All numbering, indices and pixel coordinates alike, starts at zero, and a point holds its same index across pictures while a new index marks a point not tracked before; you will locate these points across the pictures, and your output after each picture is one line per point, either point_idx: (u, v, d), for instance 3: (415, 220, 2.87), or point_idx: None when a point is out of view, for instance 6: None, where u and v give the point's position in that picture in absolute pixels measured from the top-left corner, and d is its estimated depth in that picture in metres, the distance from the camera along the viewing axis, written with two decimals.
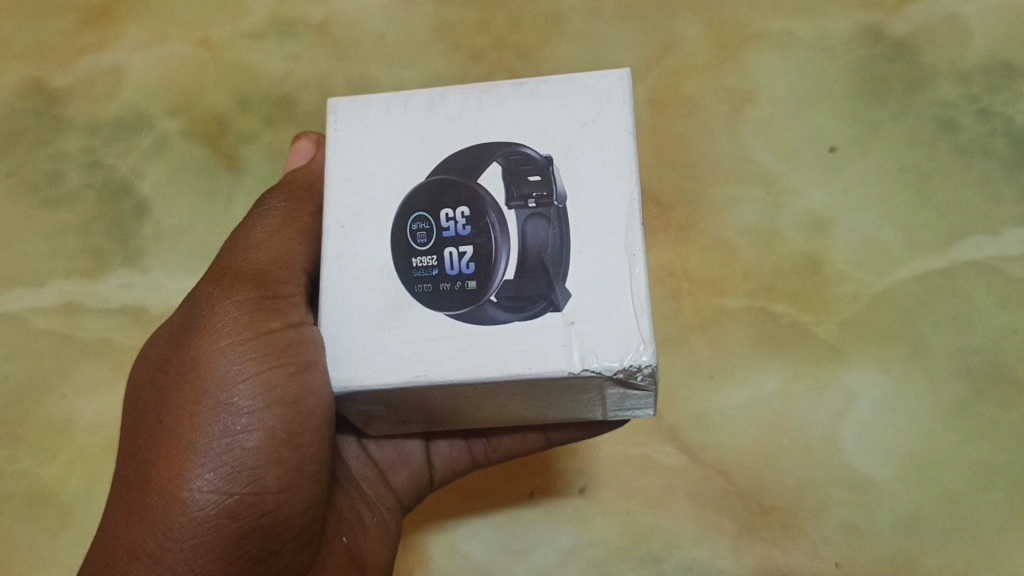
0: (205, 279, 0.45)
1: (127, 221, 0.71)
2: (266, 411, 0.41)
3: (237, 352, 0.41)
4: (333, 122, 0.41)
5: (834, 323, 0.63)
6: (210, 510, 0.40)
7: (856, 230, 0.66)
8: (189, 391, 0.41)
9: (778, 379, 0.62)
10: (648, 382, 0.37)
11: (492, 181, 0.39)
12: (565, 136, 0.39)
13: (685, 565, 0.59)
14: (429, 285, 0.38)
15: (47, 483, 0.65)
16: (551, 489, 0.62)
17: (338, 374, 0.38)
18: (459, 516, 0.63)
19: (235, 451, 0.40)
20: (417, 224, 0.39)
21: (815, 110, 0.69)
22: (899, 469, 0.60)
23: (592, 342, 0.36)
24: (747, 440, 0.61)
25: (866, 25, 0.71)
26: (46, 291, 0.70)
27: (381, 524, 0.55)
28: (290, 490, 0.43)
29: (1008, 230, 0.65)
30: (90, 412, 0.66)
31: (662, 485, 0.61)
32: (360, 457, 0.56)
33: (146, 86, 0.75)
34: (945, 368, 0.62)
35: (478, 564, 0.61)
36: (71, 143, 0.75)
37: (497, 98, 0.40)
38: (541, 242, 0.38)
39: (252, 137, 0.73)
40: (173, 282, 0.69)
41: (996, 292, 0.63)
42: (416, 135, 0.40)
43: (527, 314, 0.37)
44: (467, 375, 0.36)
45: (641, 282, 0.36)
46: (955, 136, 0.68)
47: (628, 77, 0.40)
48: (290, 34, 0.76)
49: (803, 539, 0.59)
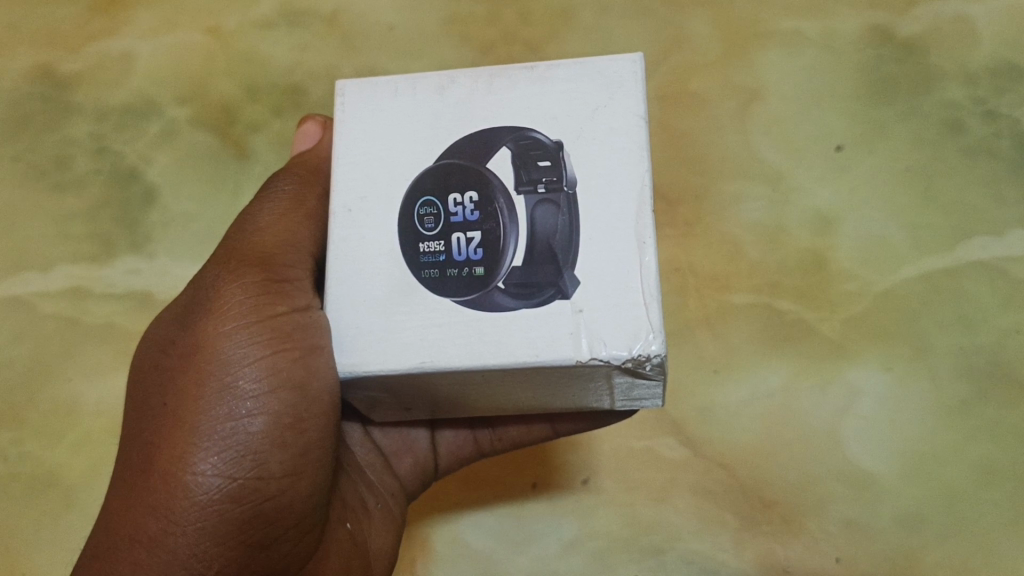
0: (210, 262, 0.45)
1: (136, 207, 0.71)
2: (271, 395, 0.41)
3: (243, 335, 0.41)
4: (341, 105, 0.41)
5: (839, 320, 0.64)
6: (213, 494, 0.40)
7: (862, 229, 0.66)
8: (193, 374, 0.41)
9: (780, 375, 0.62)
10: (657, 372, 0.37)
11: (501, 165, 0.39)
12: (576, 122, 0.39)
13: (687, 557, 0.59)
14: (436, 271, 0.39)
15: (51, 465, 0.65)
16: (553, 480, 0.62)
17: (344, 359, 0.38)
18: (463, 506, 0.63)
19: (239, 435, 0.40)
20: (425, 208, 0.39)
21: (822, 109, 0.70)
22: (900, 466, 0.60)
23: (600, 330, 0.36)
24: (750, 434, 0.61)
25: (875, 25, 0.72)
26: (53, 275, 0.70)
27: (384, 511, 0.55)
28: (294, 477, 0.43)
29: (1012, 231, 0.65)
30: (95, 396, 0.66)
31: (665, 479, 0.61)
32: (365, 444, 0.55)
33: (154, 73, 0.76)
34: (947, 366, 0.62)
35: (481, 553, 0.61)
36: (80, 128, 0.75)
37: (507, 81, 0.40)
38: (550, 229, 0.38)
39: (260, 125, 0.73)
40: (180, 268, 0.69)
41: (1000, 293, 0.64)
42: (425, 117, 0.40)
43: (534, 301, 0.37)
44: (473, 362, 0.37)
45: (651, 270, 0.37)
46: (961, 137, 0.68)
47: (640, 62, 0.40)
48: (300, 25, 0.76)
49: (804, 533, 0.59)
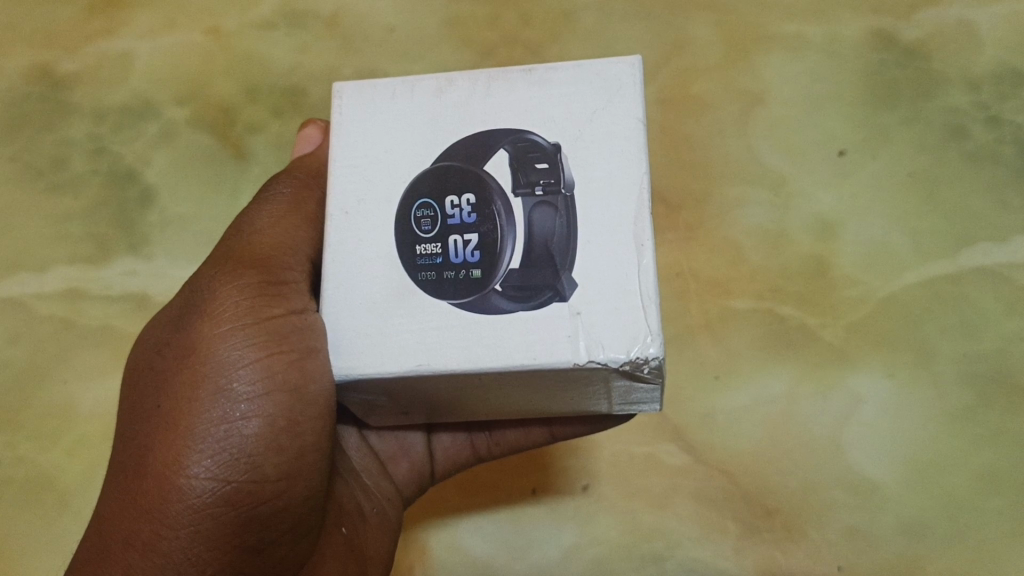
0: (206, 263, 0.44)
1: (134, 208, 0.71)
2: (266, 397, 0.40)
3: (238, 337, 0.41)
4: (337, 106, 0.41)
5: (841, 326, 0.63)
6: (207, 498, 0.39)
7: (864, 234, 0.66)
8: (188, 375, 0.40)
9: (783, 381, 0.62)
10: (655, 376, 0.36)
11: (499, 167, 0.39)
12: (574, 124, 0.39)
13: (687, 564, 0.59)
14: (432, 273, 0.38)
15: (46, 469, 0.64)
16: (552, 487, 0.62)
17: (339, 362, 0.37)
18: (462, 512, 0.62)
19: (233, 438, 0.40)
20: (421, 211, 0.39)
21: (825, 113, 0.69)
22: (903, 473, 0.60)
23: (599, 333, 0.36)
24: (751, 440, 0.61)
25: (877, 30, 0.71)
26: (50, 277, 0.70)
27: (381, 516, 0.55)
28: (290, 480, 0.42)
29: (1016, 237, 0.65)
30: (91, 399, 0.66)
31: (665, 486, 0.61)
32: (361, 449, 0.55)
33: (153, 74, 0.75)
34: (950, 373, 0.62)
35: (479, 559, 0.61)
36: (79, 128, 0.74)
37: (505, 83, 0.40)
38: (548, 231, 0.37)
39: (260, 126, 0.72)
40: (177, 270, 0.69)
41: (1003, 299, 0.63)
42: (422, 119, 0.40)
43: (531, 304, 0.36)
44: (470, 366, 0.36)
45: (650, 273, 0.36)
46: (964, 142, 0.68)
47: (639, 65, 0.39)
48: (300, 27, 0.76)
49: (806, 541, 0.58)
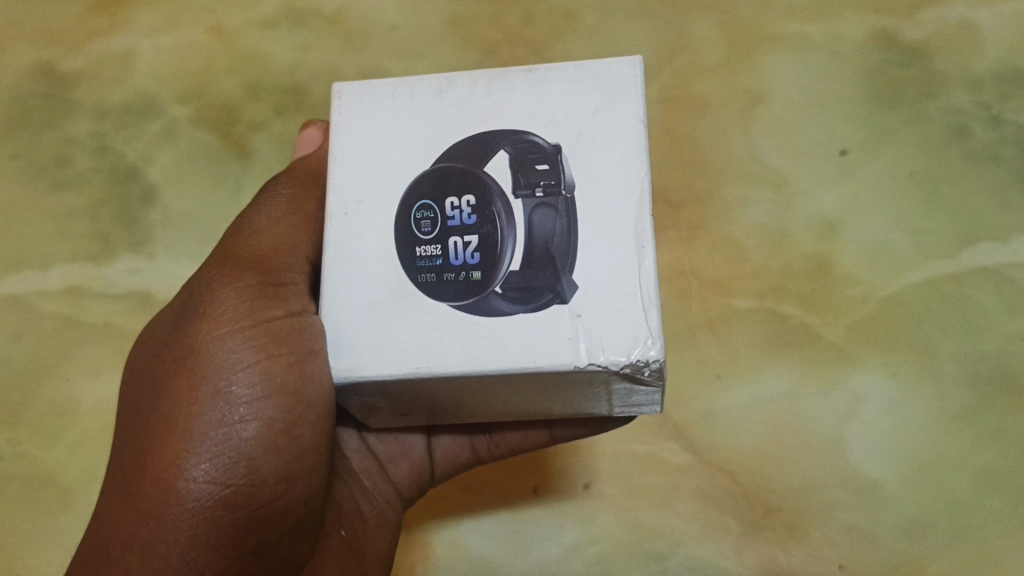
0: (205, 265, 0.45)
1: (136, 206, 0.71)
2: (265, 400, 0.40)
3: (237, 339, 0.41)
4: (337, 106, 0.41)
5: (842, 325, 0.63)
6: (205, 501, 0.40)
7: (866, 234, 0.66)
8: (187, 378, 0.40)
9: (784, 380, 0.62)
10: (655, 378, 0.36)
11: (499, 169, 0.39)
12: (574, 125, 0.39)
13: (688, 563, 0.59)
14: (432, 275, 0.38)
15: (49, 466, 0.65)
16: (553, 486, 0.62)
17: (339, 363, 0.37)
18: (463, 511, 0.62)
19: (232, 440, 0.40)
20: (421, 212, 0.39)
21: (827, 113, 0.69)
22: (904, 473, 0.60)
23: (599, 335, 0.36)
24: (753, 440, 0.61)
25: (880, 30, 0.71)
26: (52, 274, 0.70)
27: (380, 517, 0.55)
28: (289, 482, 0.42)
29: (1018, 237, 0.65)
30: (94, 396, 0.66)
31: (665, 485, 0.61)
32: (360, 451, 0.55)
33: (155, 72, 0.75)
34: (951, 373, 0.62)
35: (481, 558, 0.61)
36: (81, 126, 0.75)
37: (505, 84, 0.40)
38: (548, 233, 0.38)
39: (262, 125, 0.72)
40: (180, 268, 0.69)
41: (1004, 300, 0.63)
42: (422, 120, 0.40)
43: (532, 306, 0.37)
44: (469, 368, 0.36)
45: (650, 275, 0.36)
46: (966, 142, 0.68)
47: (639, 65, 0.39)
48: (302, 25, 0.76)
49: (807, 539, 0.59)
